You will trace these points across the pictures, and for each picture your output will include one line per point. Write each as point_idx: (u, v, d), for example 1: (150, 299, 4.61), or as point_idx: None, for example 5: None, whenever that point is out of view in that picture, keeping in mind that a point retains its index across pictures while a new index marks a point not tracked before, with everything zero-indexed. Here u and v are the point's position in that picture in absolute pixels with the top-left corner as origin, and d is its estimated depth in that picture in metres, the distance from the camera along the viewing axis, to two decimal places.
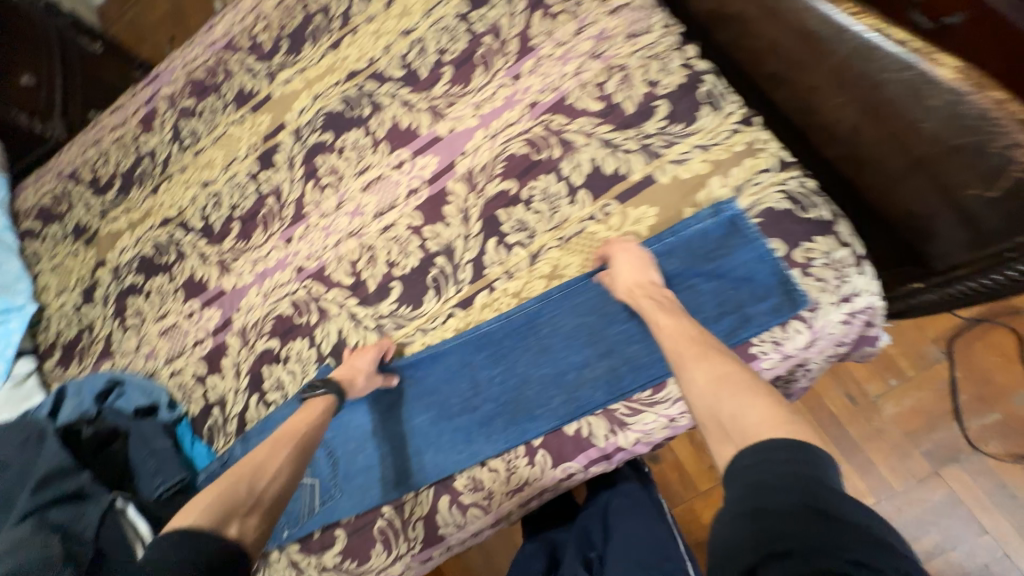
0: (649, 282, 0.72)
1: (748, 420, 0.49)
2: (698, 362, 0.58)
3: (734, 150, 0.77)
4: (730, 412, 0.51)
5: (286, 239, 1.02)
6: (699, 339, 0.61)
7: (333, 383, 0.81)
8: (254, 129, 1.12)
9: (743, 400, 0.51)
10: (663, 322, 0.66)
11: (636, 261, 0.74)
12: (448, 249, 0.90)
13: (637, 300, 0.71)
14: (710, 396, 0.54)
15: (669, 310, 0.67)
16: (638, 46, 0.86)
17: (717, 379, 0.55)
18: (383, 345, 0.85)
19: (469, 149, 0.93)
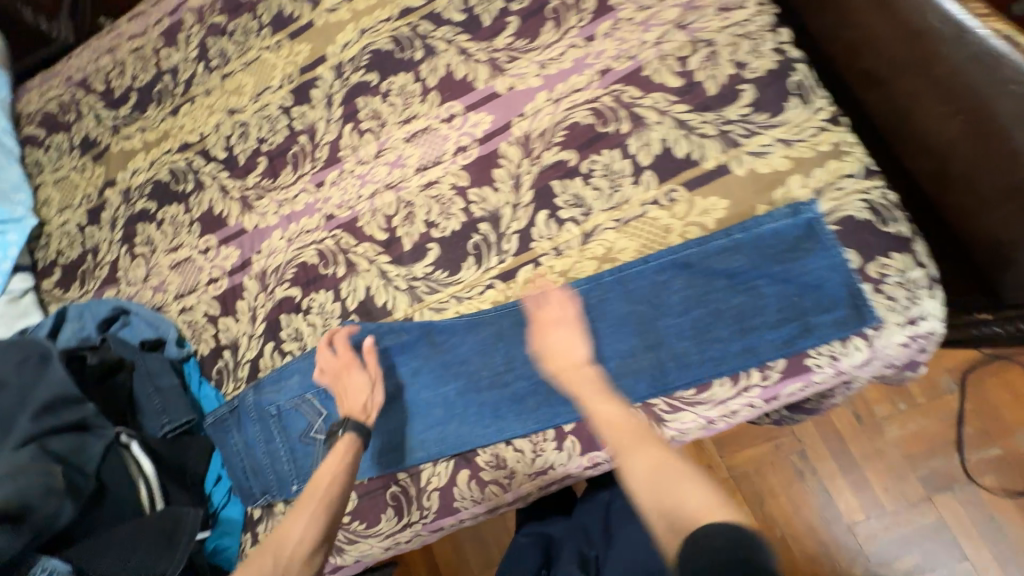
0: (572, 360, 0.69)
1: (689, 507, 0.52)
2: (636, 447, 0.59)
3: (819, 150, 0.72)
4: (672, 501, 0.53)
5: (317, 183, 0.95)
6: (632, 421, 0.62)
7: (346, 418, 0.76)
8: (290, 59, 1.03)
9: (683, 487, 0.54)
10: (594, 409, 0.64)
11: (557, 338, 0.71)
12: (494, 216, 0.84)
13: (566, 379, 0.68)
14: (655, 482, 0.55)
15: (598, 391, 0.66)
16: (729, 22, 0.79)
17: (657, 467, 0.56)
18: (350, 358, 0.80)
19: (529, 111, 0.86)
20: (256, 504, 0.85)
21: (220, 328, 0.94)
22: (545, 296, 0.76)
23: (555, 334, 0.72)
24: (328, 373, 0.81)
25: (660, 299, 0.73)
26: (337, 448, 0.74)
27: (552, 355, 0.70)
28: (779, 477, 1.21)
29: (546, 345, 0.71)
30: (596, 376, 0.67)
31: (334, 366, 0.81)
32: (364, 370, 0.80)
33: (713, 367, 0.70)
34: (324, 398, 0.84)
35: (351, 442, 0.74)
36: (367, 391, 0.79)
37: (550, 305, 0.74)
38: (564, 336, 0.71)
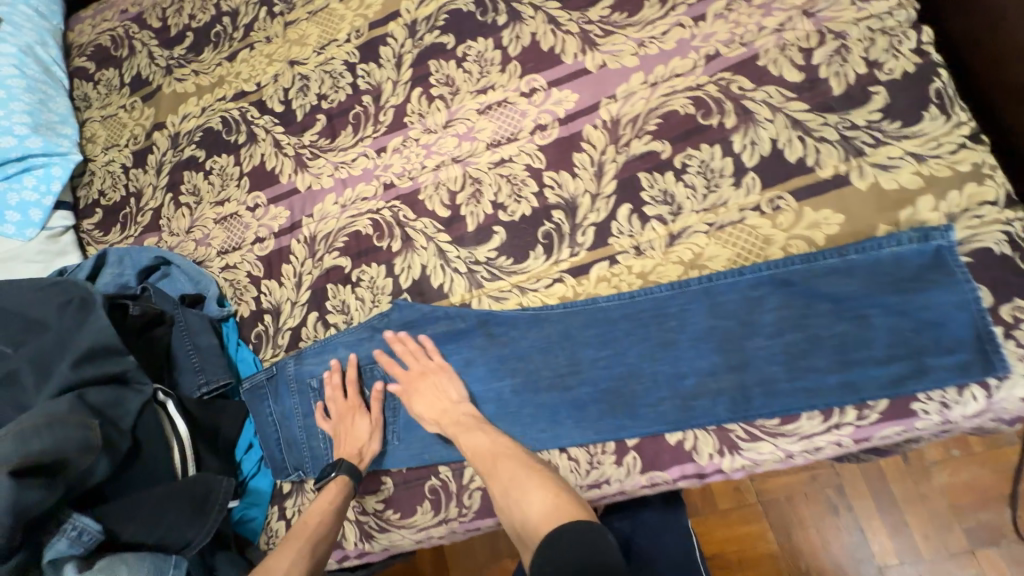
0: (450, 401, 0.74)
1: (532, 516, 0.57)
2: (494, 468, 0.65)
3: (958, 170, 0.64)
4: (523, 513, 0.59)
5: (378, 148, 0.89)
6: (492, 445, 0.68)
7: (340, 460, 0.75)
8: (360, 11, 0.95)
9: (530, 497, 0.59)
10: (461, 442, 0.70)
11: (426, 389, 0.76)
12: (570, 204, 0.77)
13: (442, 423, 0.73)
14: (511, 500, 0.61)
15: (465, 429, 0.71)
16: (865, 14, 0.70)
17: (508, 483, 0.62)
18: (358, 402, 0.79)
19: (620, 92, 0.78)
20: (286, 479, 0.82)
21: (263, 291, 0.90)
22: (405, 345, 0.78)
23: (422, 385, 0.76)
24: (332, 413, 0.79)
25: (750, 318, 0.67)
26: (328, 489, 0.73)
27: (431, 404, 0.75)
28: (811, 509, 1.08)
29: (418, 392, 0.76)
30: (469, 413, 0.73)
31: (341, 407, 0.79)
32: (368, 416, 0.78)
33: (806, 396, 0.64)
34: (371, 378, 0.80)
35: (342, 486, 0.73)
36: (369, 435, 0.77)
37: (409, 356, 0.78)
38: (433, 381, 0.76)
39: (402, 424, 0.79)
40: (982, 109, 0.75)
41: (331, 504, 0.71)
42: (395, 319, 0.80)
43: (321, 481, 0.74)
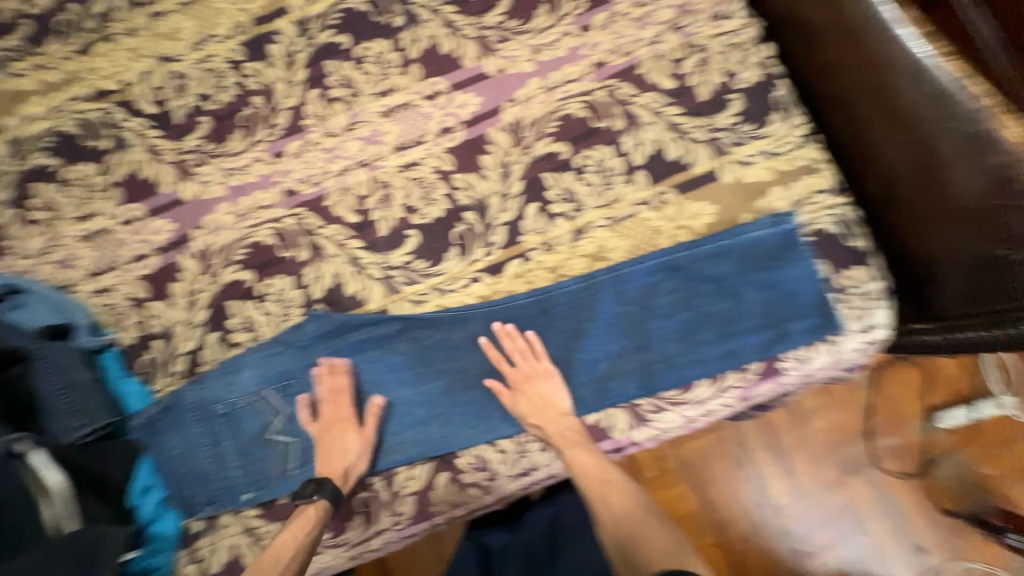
0: (555, 410, 0.74)
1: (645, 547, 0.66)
2: (606, 495, 0.70)
3: (798, 165, 0.77)
4: (638, 548, 0.66)
5: (275, 153, 0.84)
6: (601, 469, 0.71)
7: (323, 478, 0.71)
8: (241, 6, 0.88)
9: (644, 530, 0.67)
10: (568, 457, 0.71)
11: (533, 394, 0.74)
12: (480, 205, 0.80)
13: (547, 429, 0.72)
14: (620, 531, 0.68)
15: (574, 444, 0.72)
16: (721, 30, 0.80)
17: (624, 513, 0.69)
18: (350, 414, 0.74)
19: (520, 96, 0.82)
20: (197, 516, 0.75)
21: (149, 314, 0.81)
22: (514, 343, 0.76)
23: (530, 386, 0.74)
24: (319, 416, 0.74)
25: (651, 302, 0.75)
26: (308, 511, 0.70)
27: (536, 407, 0.73)
28: (717, 465, 1.34)
29: (537, 389, 0.74)
30: (577, 426, 0.73)
31: (329, 414, 0.74)
32: (359, 430, 0.74)
33: (700, 364, 0.74)
34: (288, 394, 0.76)
35: (324, 505, 0.70)
36: (357, 452, 0.73)
37: (517, 356, 0.75)
38: (548, 384, 0.74)
39: (330, 435, 0.76)
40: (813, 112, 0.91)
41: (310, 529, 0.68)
42: (310, 331, 0.77)
43: (297, 501, 0.70)
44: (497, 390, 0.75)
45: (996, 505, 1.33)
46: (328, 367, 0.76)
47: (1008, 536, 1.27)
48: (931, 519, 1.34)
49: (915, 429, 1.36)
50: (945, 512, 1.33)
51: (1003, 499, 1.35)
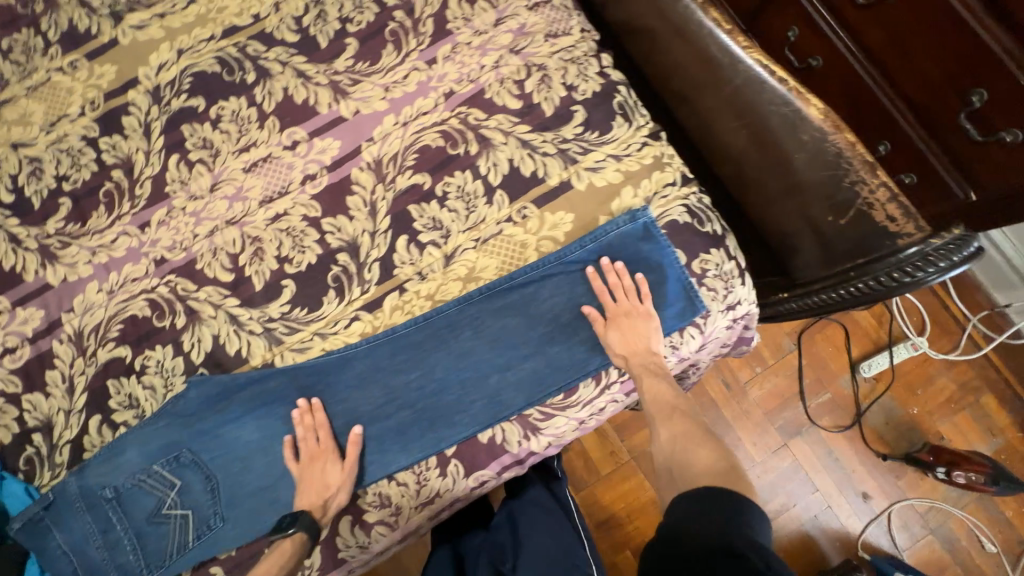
0: (644, 347, 0.74)
1: (695, 467, 0.68)
2: (666, 419, 0.74)
3: (645, 163, 0.81)
4: (685, 467, 0.69)
5: (141, 224, 0.83)
6: (676, 400, 0.75)
7: (302, 512, 0.70)
8: (91, 82, 0.88)
9: (694, 455, 0.70)
10: (645, 384, 0.74)
11: (627, 328, 0.74)
12: (352, 246, 0.81)
13: (630, 363, 0.74)
14: (669, 451, 0.72)
15: (653, 373, 0.74)
16: (557, 47, 0.85)
17: (681, 436, 0.72)
18: (330, 446, 0.73)
19: (377, 135, 0.84)
20: None
21: (24, 408, 0.78)
22: (620, 279, 0.76)
23: (631, 318, 0.75)
24: (302, 454, 0.74)
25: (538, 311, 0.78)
26: (283, 546, 0.69)
27: (626, 341, 0.74)
28: None
29: (619, 324, 0.75)
30: (657, 360, 0.75)
31: (312, 449, 0.74)
32: (341, 465, 0.73)
33: (583, 363, 0.76)
34: (177, 467, 0.74)
35: (297, 545, 0.69)
36: (337, 486, 0.72)
37: (620, 292, 0.76)
38: (643, 318, 0.75)
39: (226, 501, 0.74)
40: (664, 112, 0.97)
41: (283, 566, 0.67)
42: (193, 398, 0.76)
43: (274, 535, 0.70)
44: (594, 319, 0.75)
45: (927, 443, 1.48)
46: (305, 406, 0.75)
47: (939, 470, 1.41)
48: (869, 463, 1.48)
49: (844, 382, 1.53)
50: (881, 455, 1.48)
51: (933, 436, 1.50)
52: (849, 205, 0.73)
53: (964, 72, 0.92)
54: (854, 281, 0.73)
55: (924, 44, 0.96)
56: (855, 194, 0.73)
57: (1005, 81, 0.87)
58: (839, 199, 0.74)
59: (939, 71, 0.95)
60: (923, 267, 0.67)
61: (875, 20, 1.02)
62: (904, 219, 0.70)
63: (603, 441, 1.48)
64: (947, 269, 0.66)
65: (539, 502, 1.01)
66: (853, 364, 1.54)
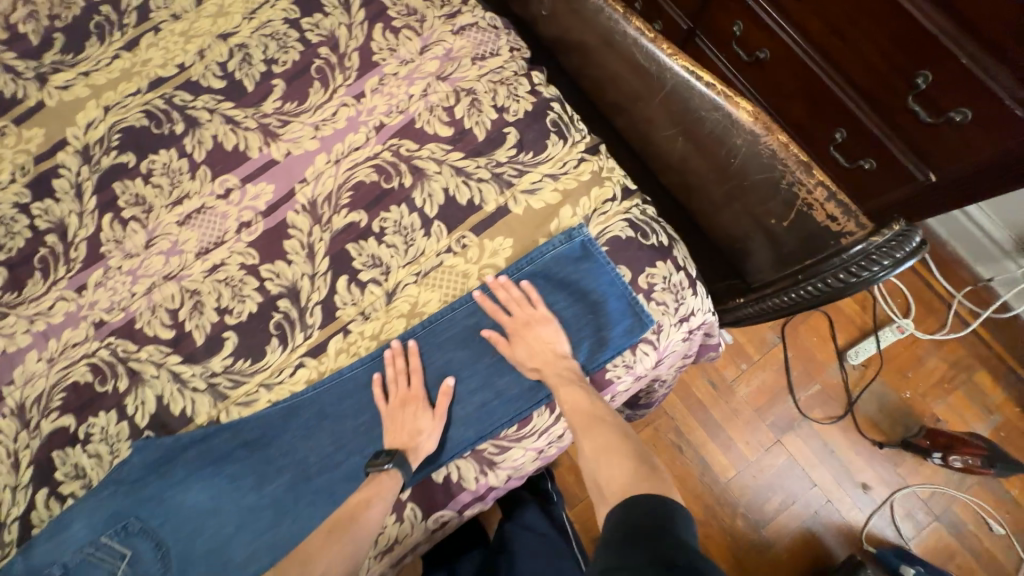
0: (551, 353, 0.74)
1: (622, 480, 0.63)
2: (587, 430, 0.69)
3: (582, 179, 0.80)
4: (612, 482, 0.64)
5: (78, 287, 0.81)
6: (592, 408, 0.70)
7: (397, 451, 0.70)
8: (19, 147, 0.86)
9: (619, 468, 0.65)
10: (560, 395, 0.71)
11: (530, 339, 0.74)
12: (292, 290, 0.79)
13: (545, 373, 0.73)
14: (594, 463, 0.67)
15: (568, 382, 0.72)
16: (485, 70, 0.85)
17: (603, 446, 0.68)
18: (422, 393, 0.74)
19: (310, 175, 0.82)
20: None
21: None
22: (510, 293, 0.76)
23: (529, 330, 0.74)
24: (393, 398, 0.74)
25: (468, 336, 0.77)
26: (380, 481, 0.70)
27: (534, 352, 0.74)
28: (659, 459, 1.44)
29: (520, 339, 0.74)
30: (570, 367, 0.73)
31: (402, 394, 0.74)
32: (431, 413, 0.74)
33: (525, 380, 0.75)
34: (125, 537, 0.72)
35: (393, 483, 0.69)
36: (427, 432, 0.72)
37: (513, 305, 0.75)
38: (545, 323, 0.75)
39: (176, 568, 0.71)
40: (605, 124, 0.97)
41: (380, 500, 0.68)
42: (137, 463, 0.74)
43: (369, 470, 0.71)
44: (494, 339, 0.75)
45: (923, 427, 1.44)
46: (397, 349, 0.76)
47: (935, 455, 1.37)
48: (866, 453, 1.44)
49: (832, 370, 1.49)
50: (878, 444, 1.44)
51: (928, 419, 1.46)
52: (792, 205, 0.71)
53: (904, 54, 0.90)
54: (801, 285, 0.70)
55: (866, 28, 0.93)
56: (795, 195, 0.70)
57: (947, 60, 0.85)
58: (781, 199, 0.71)
59: (880, 54, 0.93)
60: (869, 266, 0.64)
61: (812, 10, 1.00)
62: (846, 217, 0.67)
63: None
64: (894, 265, 0.63)
65: (534, 526, 0.98)
66: (840, 352, 1.50)
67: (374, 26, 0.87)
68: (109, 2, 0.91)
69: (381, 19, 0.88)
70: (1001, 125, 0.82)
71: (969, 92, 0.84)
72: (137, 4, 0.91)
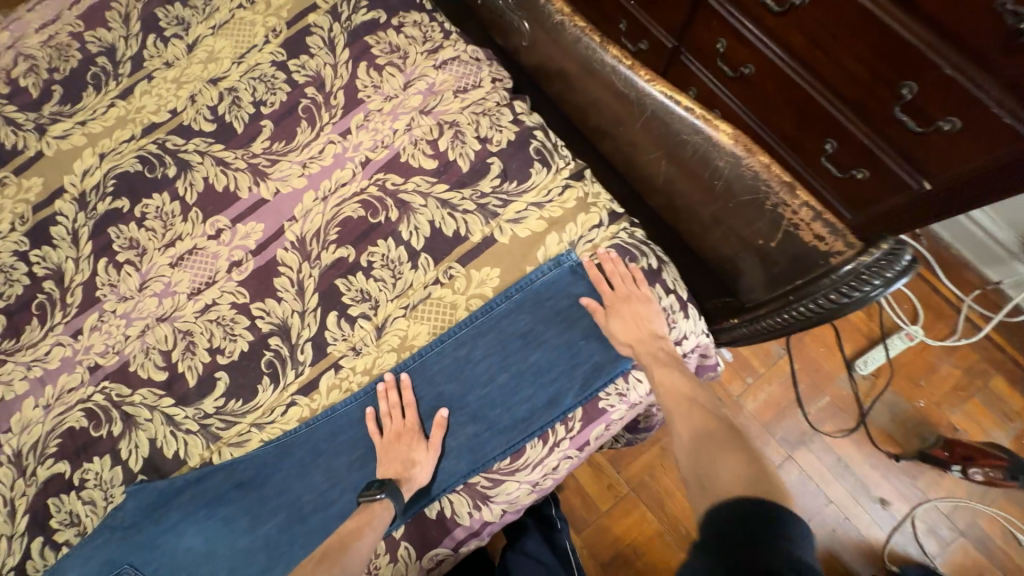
0: (648, 332, 0.74)
1: (723, 471, 0.60)
2: (686, 417, 0.69)
3: (568, 206, 0.80)
4: (711, 471, 0.61)
5: (73, 332, 0.82)
6: (689, 392, 0.71)
7: (391, 481, 0.69)
8: (19, 197, 0.89)
9: (719, 461, 0.62)
10: (656, 374, 0.72)
11: (627, 315, 0.74)
12: (283, 328, 0.80)
13: (638, 351, 0.73)
14: (693, 451, 0.65)
15: (662, 363, 0.73)
16: (468, 102, 0.87)
17: (703, 435, 0.67)
18: (416, 425, 0.73)
19: (299, 213, 0.83)
20: None
21: None
22: (615, 267, 0.77)
23: (636, 303, 0.75)
24: (386, 432, 0.74)
25: (563, 310, 0.77)
26: (372, 510, 0.69)
27: (629, 327, 0.74)
28: (666, 478, 1.42)
29: (623, 312, 0.74)
30: (665, 349, 0.74)
31: (396, 427, 0.73)
32: (425, 445, 0.73)
33: (613, 362, 0.75)
34: None
35: (385, 513, 0.68)
36: (421, 464, 0.72)
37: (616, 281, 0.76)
38: (644, 304, 0.75)
39: None
40: (590, 147, 0.97)
41: (372, 530, 0.67)
42: (131, 509, 0.74)
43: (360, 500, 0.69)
44: (594, 308, 0.75)
45: (940, 437, 1.39)
46: (389, 383, 0.75)
47: (954, 468, 1.32)
48: (881, 466, 1.39)
49: (841, 381, 1.46)
50: (893, 456, 1.39)
51: (945, 428, 1.42)
52: (779, 225, 0.70)
53: (888, 65, 0.89)
54: (795, 305, 0.69)
55: (847, 41, 0.92)
56: (781, 215, 0.70)
57: (931, 71, 0.84)
58: (767, 220, 0.71)
59: (864, 66, 0.92)
60: (861, 285, 0.62)
61: (793, 26, 0.99)
62: (833, 236, 0.66)
63: (597, 475, 1.42)
64: (887, 283, 0.61)
65: (535, 554, 0.95)
66: (848, 363, 1.47)
67: (358, 64, 0.89)
68: (104, 53, 0.94)
69: (365, 57, 0.90)
70: (993, 133, 0.81)
71: (955, 101, 0.83)
72: (131, 54, 0.94)
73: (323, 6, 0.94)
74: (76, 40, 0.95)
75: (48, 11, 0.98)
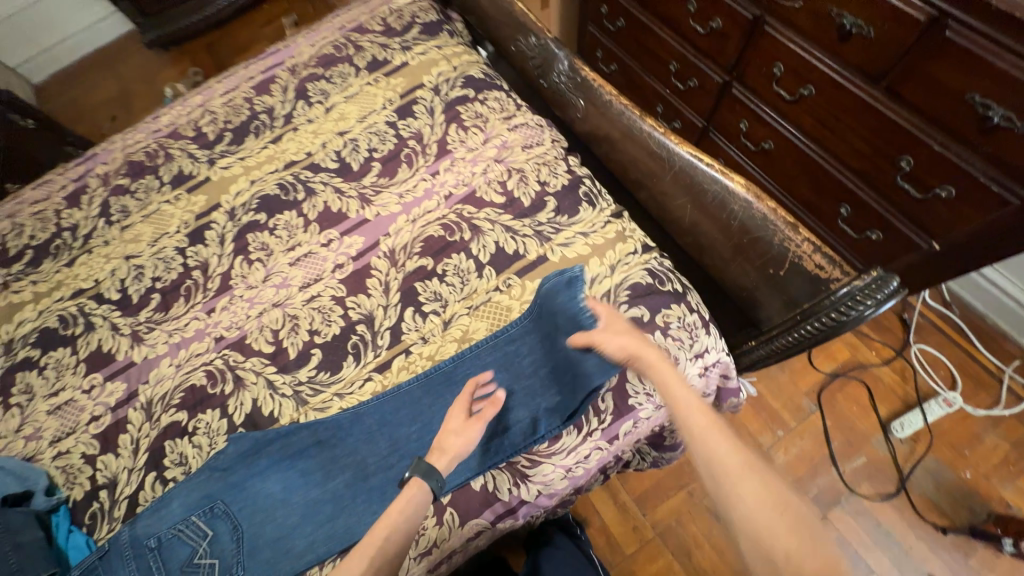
0: (640, 346, 0.79)
1: (793, 547, 0.61)
2: (745, 480, 0.66)
3: (608, 236, 0.98)
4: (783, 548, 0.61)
5: (208, 310, 1.05)
6: (736, 450, 0.69)
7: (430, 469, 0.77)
8: (188, 208, 1.17)
9: (787, 535, 0.62)
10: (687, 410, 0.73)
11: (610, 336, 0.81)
12: (368, 317, 0.98)
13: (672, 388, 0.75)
14: (760, 519, 0.63)
15: (683, 388, 0.75)
16: (532, 155, 1.10)
17: (764, 500, 0.64)
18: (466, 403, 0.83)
19: (392, 230, 1.06)
20: None
21: (97, 467, 0.93)
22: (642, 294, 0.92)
23: (614, 329, 0.82)
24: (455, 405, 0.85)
25: (558, 319, 0.89)
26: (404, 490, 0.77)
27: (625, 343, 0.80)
28: (694, 525, 1.41)
29: (599, 340, 0.81)
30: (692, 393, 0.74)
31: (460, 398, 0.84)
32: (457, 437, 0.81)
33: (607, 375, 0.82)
34: (211, 518, 0.84)
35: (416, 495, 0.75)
36: (462, 447, 0.80)
37: (639, 298, 0.92)
38: (625, 327, 0.83)
39: (248, 550, 0.82)
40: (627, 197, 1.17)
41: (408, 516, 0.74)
42: (230, 452, 0.89)
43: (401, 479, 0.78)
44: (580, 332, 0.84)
45: (991, 512, 1.33)
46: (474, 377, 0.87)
47: (1006, 542, 1.25)
48: (928, 538, 1.33)
49: (877, 442, 1.44)
50: (941, 529, 1.33)
51: (997, 503, 1.35)
52: (785, 258, 0.84)
53: (887, 143, 1.05)
54: (802, 324, 0.80)
55: (850, 123, 1.10)
56: (786, 249, 0.84)
57: (923, 149, 1.00)
58: (775, 254, 0.85)
59: (867, 143, 1.09)
60: (856, 305, 0.74)
61: (804, 111, 1.18)
62: (831, 265, 0.80)
63: (623, 515, 1.43)
64: (877, 304, 0.72)
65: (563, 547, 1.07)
66: (883, 425, 1.46)
67: (450, 125, 1.16)
68: (265, 112, 1.27)
69: (455, 120, 1.17)
70: (984, 201, 0.94)
71: (948, 174, 0.98)
72: (284, 113, 1.26)
73: (427, 85, 1.24)
74: (247, 102, 1.29)
75: (230, 83, 1.35)
